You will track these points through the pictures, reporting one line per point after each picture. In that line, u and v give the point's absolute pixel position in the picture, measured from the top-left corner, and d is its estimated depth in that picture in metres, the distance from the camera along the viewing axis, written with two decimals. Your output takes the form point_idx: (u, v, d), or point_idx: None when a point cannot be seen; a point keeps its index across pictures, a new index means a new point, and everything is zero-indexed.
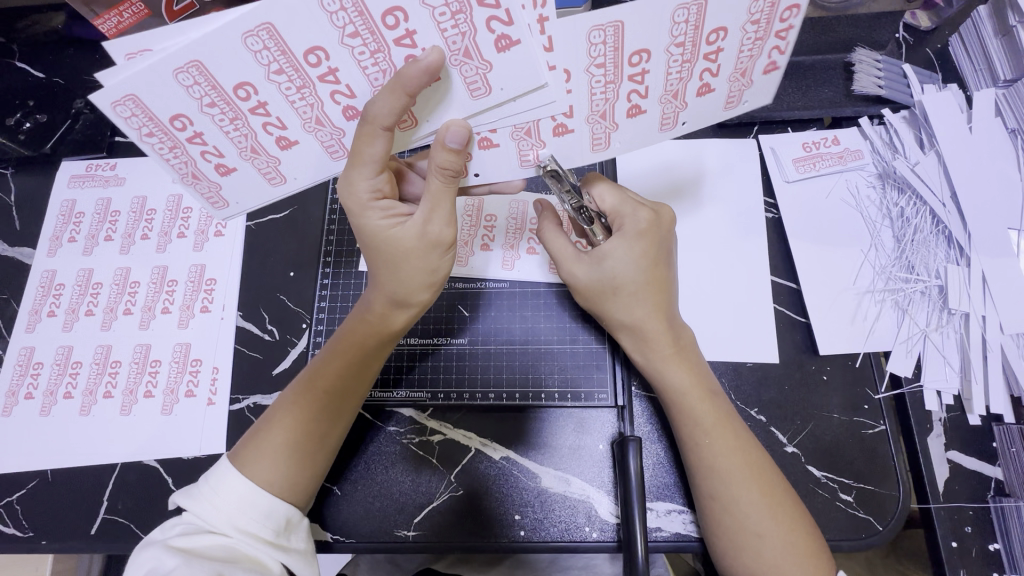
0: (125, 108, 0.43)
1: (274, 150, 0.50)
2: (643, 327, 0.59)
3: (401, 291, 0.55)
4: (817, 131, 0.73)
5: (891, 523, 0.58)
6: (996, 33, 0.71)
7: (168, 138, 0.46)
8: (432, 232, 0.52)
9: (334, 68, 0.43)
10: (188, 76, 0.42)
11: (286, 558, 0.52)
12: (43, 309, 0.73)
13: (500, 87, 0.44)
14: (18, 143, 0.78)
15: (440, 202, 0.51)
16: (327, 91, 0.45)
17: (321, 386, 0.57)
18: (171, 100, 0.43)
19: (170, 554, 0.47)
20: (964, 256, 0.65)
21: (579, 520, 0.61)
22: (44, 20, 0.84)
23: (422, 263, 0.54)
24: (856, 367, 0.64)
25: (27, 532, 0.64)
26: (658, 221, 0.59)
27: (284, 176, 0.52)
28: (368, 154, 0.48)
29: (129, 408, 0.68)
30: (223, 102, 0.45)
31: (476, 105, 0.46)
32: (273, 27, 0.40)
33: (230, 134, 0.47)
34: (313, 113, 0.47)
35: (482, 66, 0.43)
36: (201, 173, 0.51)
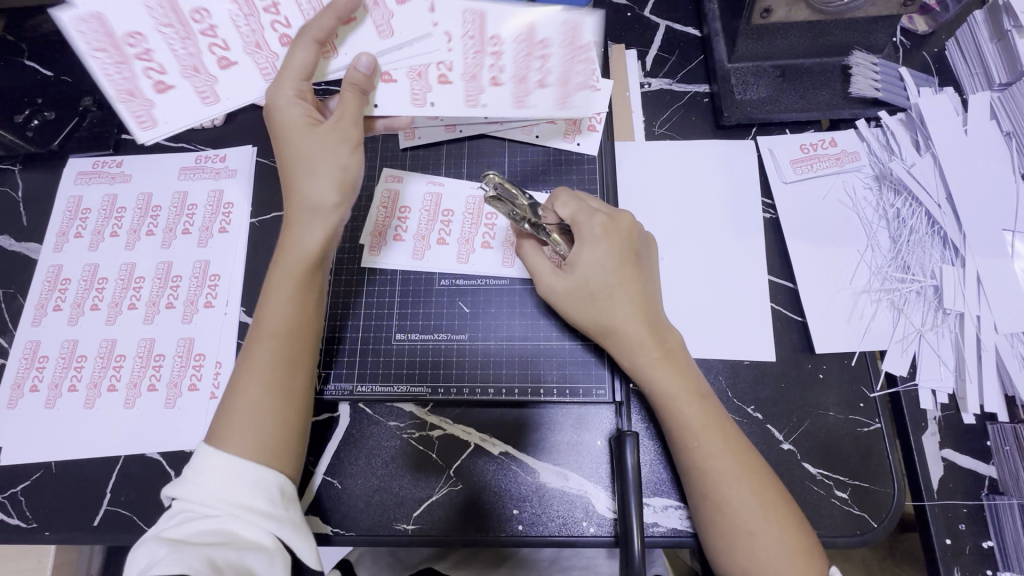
0: (88, 24, 0.58)
1: (214, 70, 0.60)
2: (623, 330, 0.59)
3: (315, 197, 0.58)
4: (815, 133, 0.73)
5: (886, 520, 0.59)
6: (992, 38, 0.72)
7: (115, 53, 0.59)
8: (341, 131, 0.58)
9: (276, 1, 0.59)
10: (154, 0, 0.57)
11: (280, 529, 0.52)
12: (49, 303, 0.74)
13: (401, 31, 0.59)
14: (26, 139, 0.80)
15: (347, 112, 0.58)
16: (269, 20, 0.59)
17: (267, 329, 0.57)
18: (128, 18, 0.58)
19: (160, 546, 0.48)
20: (959, 257, 0.66)
21: (577, 515, 0.61)
22: None
23: (334, 158, 0.58)
24: (852, 365, 0.64)
25: (31, 523, 0.65)
26: (617, 224, 0.62)
27: (217, 95, 0.61)
28: (297, 59, 0.57)
29: (133, 401, 0.69)
30: (176, 23, 0.58)
31: (384, 47, 0.60)
32: None
33: (177, 52, 0.59)
34: (253, 37, 0.60)
35: (387, 13, 0.58)
36: (137, 91, 0.60)
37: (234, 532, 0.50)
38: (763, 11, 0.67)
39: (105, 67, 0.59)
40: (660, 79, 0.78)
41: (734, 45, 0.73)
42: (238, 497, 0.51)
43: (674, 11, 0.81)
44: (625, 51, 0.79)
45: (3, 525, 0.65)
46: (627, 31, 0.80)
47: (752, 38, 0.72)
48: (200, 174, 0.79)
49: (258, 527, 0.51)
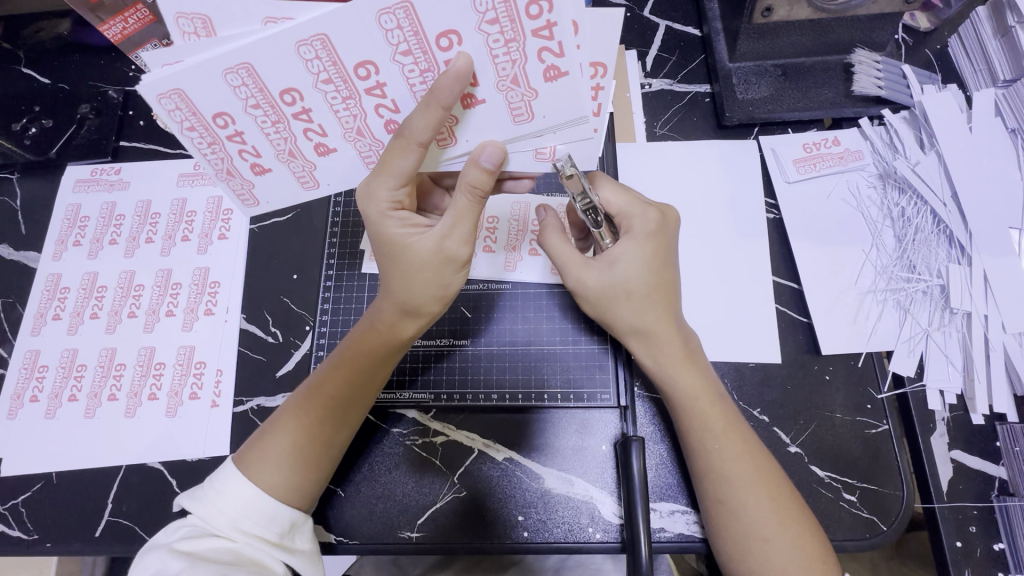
0: (169, 101, 0.45)
1: (312, 155, 0.52)
2: (653, 331, 0.58)
3: (412, 300, 0.55)
4: (817, 131, 0.73)
5: (895, 523, 0.58)
6: (996, 34, 0.71)
7: (207, 134, 0.49)
8: (448, 248, 0.52)
9: (382, 82, 0.46)
10: (236, 77, 0.44)
11: (290, 558, 0.53)
12: (48, 312, 0.73)
13: (543, 115, 0.48)
14: (23, 148, 0.80)
15: (463, 219, 0.52)
16: (372, 104, 0.48)
17: (348, 369, 0.57)
18: (216, 99, 0.46)
19: (174, 558, 0.48)
20: (965, 255, 0.65)
21: (583, 520, 0.61)
22: (49, 27, 0.86)
23: (435, 276, 0.54)
24: (858, 366, 0.64)
25: (33, 535, 0.65)
26: (666, 221, 0.60)
27: (317, 181, 0.56)
28: (399, 166, 0.49)
29: (134, 410, 0.68)
30: (267, 104, 0.47)
31: (516, 130, 0.50)
32: (328, 37, 0.42)
33: (269, 135, 0.50)
34: (355, 123, 0.50)
35: (528, 93, 0.46)
36: (236, 170, 0.53)
37: (248, 557, 0.51)
38: (764, 10, 0.66)
39: (199, 144, 0.50)
40: (660, 80, 0.77)
41: (735, 43, 0.73)
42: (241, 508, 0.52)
43: (674, 11, 0.81)
44: (625, 52, 0.78)
45: (5, 537, 0.65)
46: (627, 31, 0.80)
47: (753, 37, 0.71)
48: (199, 181, 0.78)
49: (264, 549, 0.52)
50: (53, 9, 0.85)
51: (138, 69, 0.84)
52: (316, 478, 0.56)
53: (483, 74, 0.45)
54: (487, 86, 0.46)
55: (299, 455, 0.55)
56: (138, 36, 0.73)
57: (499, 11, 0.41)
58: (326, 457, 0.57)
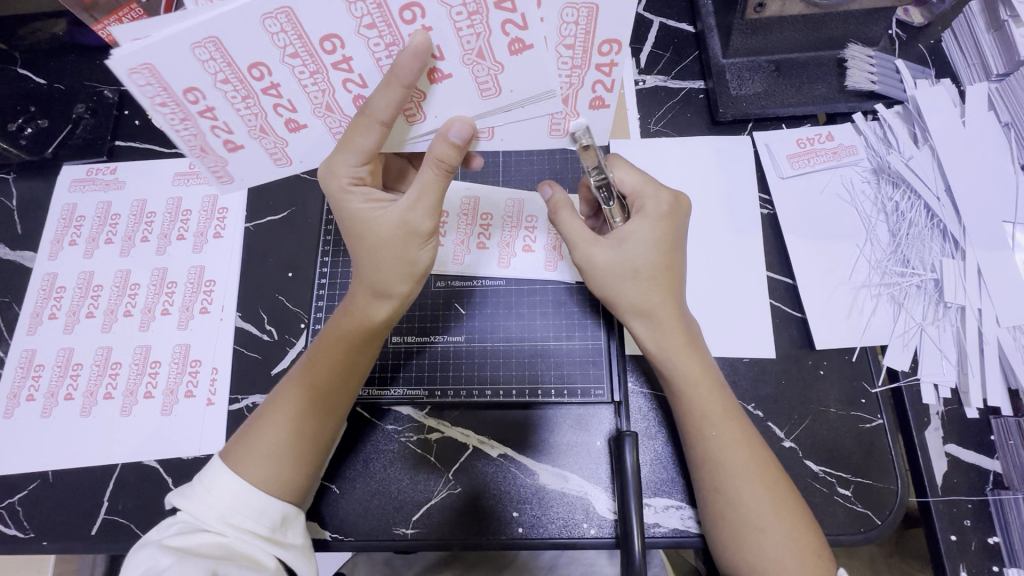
0: (140, 77, 0.44)
1: (283, 132, 0.52)
2: (656, 313, 0.58)
3: (382, 281, 0.55)
4: (811, 127, 0.73)
5: (890, 517, 0.58)
6: (988, 28, 0.71)
7: (179, 110, 0.48)
8: (411, 221, 0.52)
9: (348, 56, 0.46)
10: (204, 51, 0.43)
11: (283, 552, 0.53)
12: (44, 311, 0.73)
13: (510, 90, 0.48)
14: (20, 148, 0.80)
15: (428, 191, 0.51)
16: (339, 78, 0.48)
17: (329, 356, 0.57)
18: (185, 73, 0.45)
19: (164, 554, 0.49)
20: (959, 250, 0.65)
21: (578, 516, 0.61)
22: (45, 28, 0.86)
23: (402, 252, 0.54)
24: (853, 361, 0.64)
25: (29, 533, 0.65)
26: (678, 206, 0.60)
27: (289, 157, 0.55)
28: (360, 144, 0.50)
29: (129, 408, 0.68)
30: (236, 79, 0.46)
31: (485, 105, 0.49)
32: (292, 10, 0.42)
33: (240, 111, 0.49)
34: (323, 98, 0.50)
35: (494, 67, 0.46)
36: (209, 147, 0.52)
37: (240, 553, 0.51)
38: (757, 5, 0.66)
39: (171, 121, 0.49)
40: (654, 76, 0.77)
41: (728, 40, 0.73)
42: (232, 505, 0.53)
43: (668, 7, 0.81)
44: None
45: (0, 536, 0.65)
46: None
47: (746, 33, 0.71)
48: (194, 180, 0.79)
49: (256, 544, 0.52)
50: (49, 9, 0.85)
51: None
52: (302, 471, 0.56)
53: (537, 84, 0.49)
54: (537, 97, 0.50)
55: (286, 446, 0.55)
56: None
57: (576, 34, 0.47)
58: (312, 447, 0.57)
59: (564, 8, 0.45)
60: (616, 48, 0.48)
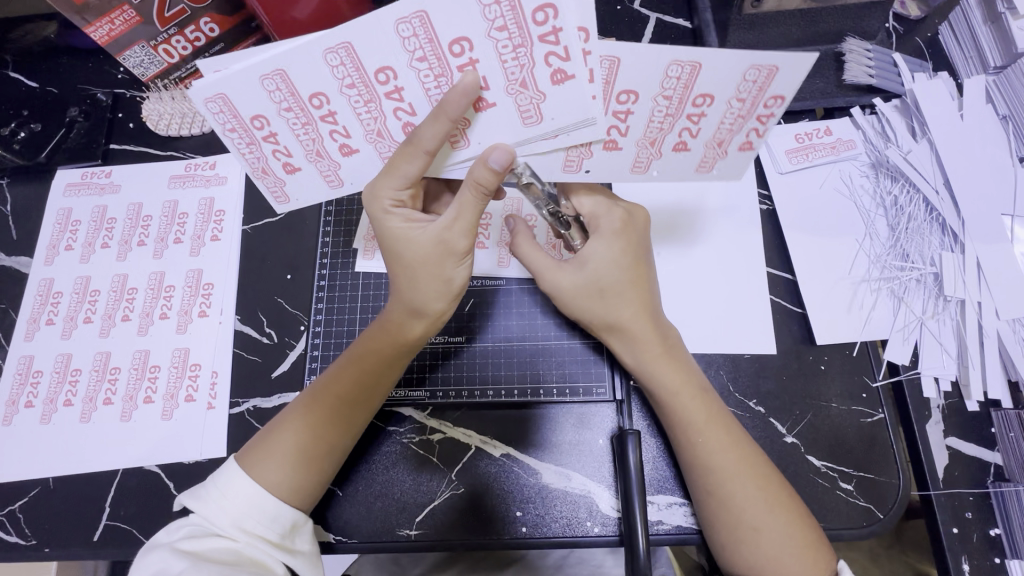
0: (214, 104, 0.46)
1: (337, 156, 0.52)
2: (627, 327, 0.59)
3: (418, 299, 0.56)
4: (809, 122, 0.72)
5: (892, 510, 0.58)
6: (985, 20, 0.71)
7: (247, 135, 0.49)
8: (449, 239, 0.53)
9: (400, 87, 0.47)
10: (272, 82, 0.45)
11: (291, 559, 0.53)
12: (41, 317, 0.73)
13: (552, 117, 0.47)
14: (14, 153, 0.79)
15: (465, 213, 0.52)
16: (391, 107, 0.48)
17: (354, 368, 0.57)
18: (254, 100, 0.46)
19: (177, 558, 0.49)
20: (958, 243, 0.66)
21: (581, 515, 0.61)
22: (36, 30, 0.85)
23: (437, 270, 0.54)
24: (854, 356, 0.64)
25: (31, 540, 0.65)
26: (632, 221, 0.61)
27: (342, 180, 0.55)
28: (404, 170, 0.50)
29: (129, 413, 0.68)
30: (298, 107, 0.47)
31: (525, 134, 0.49)
32: (352, 46, 0.43)
33: (300, 137, 0.50)
34: (375, 126, 0.50)
35: (537, 96, 0.46)
36: (270, 169, 0.53)
37: (250, 557, 0.51)
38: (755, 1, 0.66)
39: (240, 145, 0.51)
40: None
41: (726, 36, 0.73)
42: (239, 511, 0.53)
43: (665, 4, 0.79)
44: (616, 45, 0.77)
45: (3, 543, 0.64)
46: (617, 25, 0.79)
47: (744, 28, 0.71)
48: (190, 183, 0.78)
49: (264, 549, 0.52)
50: (41, 11, 0.85)
51: (127, 71, 0.84)
52: (317, 481, 0.56)
53: (705, 129, 0.51)
54: (632, 138, 0.52)
55: (304, 455, 0.55)
56: (126, 40, 0.73)
57: (676, 87, 0.48)
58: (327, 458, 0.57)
59: (747, 67, 0.46)
60: (776, 103, 0.48)
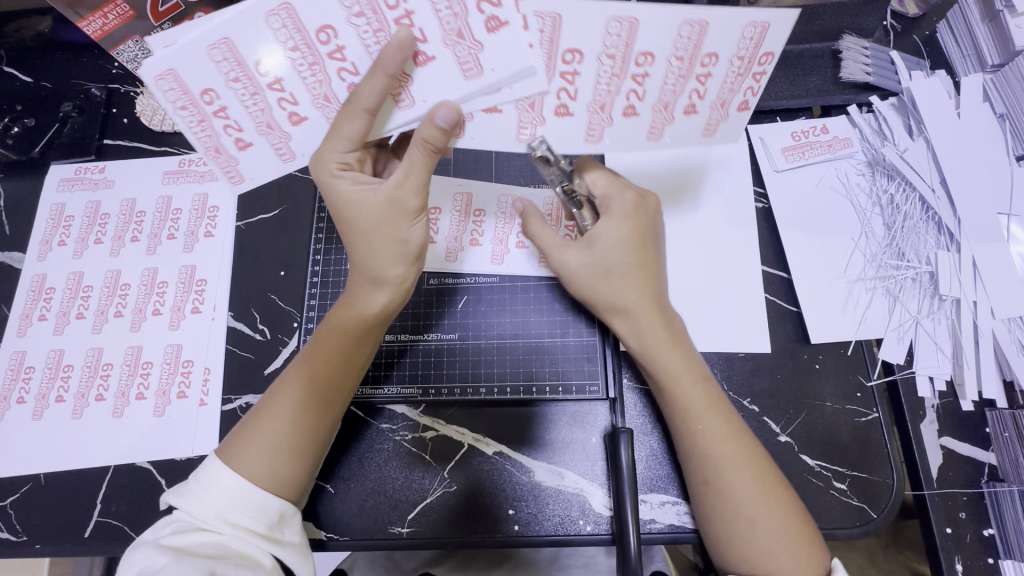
0: (165, 82, 0.48)
1: (287, 126, 0.53)
2: (632, 309, 0.59)
3: (376, 268, 0.56)
4: (806, 119, 0.72)
5: (885, 510, 0.58)
6: (984, 18, 0.70)
7: (197, 111, 0.50)
8: (400, 197, 0.52)
9: (342, 45, 0.48)
10: (218, 53, 0.47)
11: (280, 550, 0.53)
12: (34, 313, 0.72)
13: (492, 68, 0.47)
14: (7, 147, 0.79)
15: (415, 169, 0.51)
16: (335, 68, 0.49)
17: (324, 348, 0.57)
18: (201, 74, 0.48)
19: (159, 554, 0.48)
20: (954, 242, 0.65)
21: (574, 513, 0.61)
22: (31, 24, 0.84)
23: (393, 232, 0.54)
24: (848, 355, 0.64)
25: (22, 536, 0.64)
26: (645, 205, 0.61)
27: (294, 152, 0.55)
28: (347, 131, 0.50)
29: (121, 410, 0.68)
30: (245, 77, 0.49)
31: (469, 88, 0.48)
32: (291, 6, 0.45)
33: (249, 108, 0.51)
34: (322, 89, 0.50)
35: (474, 47, 0.46)
36: (222, 148, 0.53)
37: (236, 551, 0.51)
38: None
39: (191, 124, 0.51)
40: None
41: None
42: (224, 505, 0.52)
43: None
44: None
45: None
46: None
47: None
48: (184, 178, 0.78)
49: (252, 542, 0.52)
50: (35, 6, 0.84)
51: (121, 66, 0.83)
52: (302, 469, 0.56)
53: (711, 88, 0.53)
54: (647, 102, 0.54)
55: (285, 445, 0.55)
56: (120, 35, 0.72)
57: (687, 47, 0.50)
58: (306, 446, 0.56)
59: (744, 24, 0.49)
60: (714, 61, 0.51)
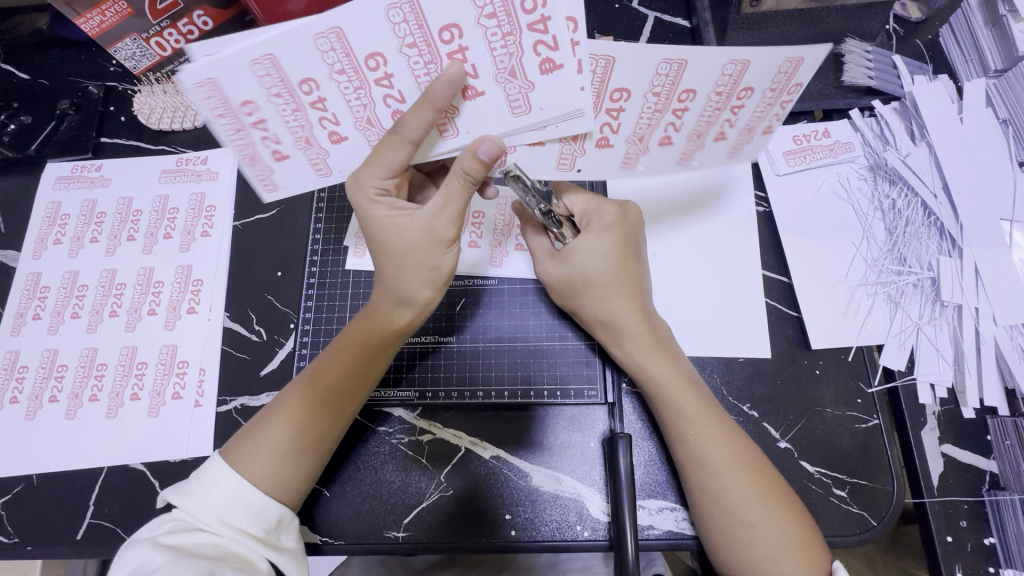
0: (202, 90, 0.45)
1: (326, 144, 0.52)
2: (615, 320, 0.59)
3: (402, 287, 0.56)
4: (807, 123, 0.72)
5: (885, 518, 0.58)
6: (986, 23, 0.70)
7: (235, 122, 0.48)
8: (436, 226, 0.53)
9: (390, 73, 0.47)
10: (261, 67, 0.45)
11: (276, 555, 0.52)
12: (28, 311, 0.72)
13: (541, 107, 0.48)
14: (4, 145, 0.78)
15: (453, 199, 0.52)
16: (381, 94, 0.49)
17: (341, 359, 0.57)
18: (243, 86, 0.46)
19: (158, 552, 0.47)
20: (956, 248, 0.65)
21: (571, 517, 0.60)
22: (27, 21, 0.84)
23: (425, 257, 0.55)
24: (849, 360, 0.63)
25: (13, 538, 0.64)
26: (626, 216, 0.62)
27: (331, 168, 0.55)
28: (389, 159, 0.50)
29: (115, 410, 0.67)
30: (288, 93, 0.47)
31: (514, 124, 0.50)
32: (342, 31, 0.44)
33: (289, 123, 0.49)
34: (365, 113, 0.50)
35: (526, 86, 0.47)
36: (258, 158, 0.52)
37: (234, 554, 0.50)
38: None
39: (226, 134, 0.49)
40: None
41: (725, 34, 0.72)
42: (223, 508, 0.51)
43: (664, 2, 0.79)
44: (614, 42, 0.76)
45: None
46: (616, 23, 0.78)
47: (743, 28, 0.71)
48: (181, 177, 0.77)
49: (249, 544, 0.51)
50: (32, 2, 0.84)
51: (119, 63, 0.83)
52: (299, 471, 0.55)
53: (743, 117, 0.53)
54: (682, 133, 0.55)
55: (291, 451, 0.55)
56: (118, 32, 0.72)
57: (727, 84, 0.50)
58: (314, 454, 0.56)
59: (781, 60, 0.47)
60: (748, 95, 0.50)
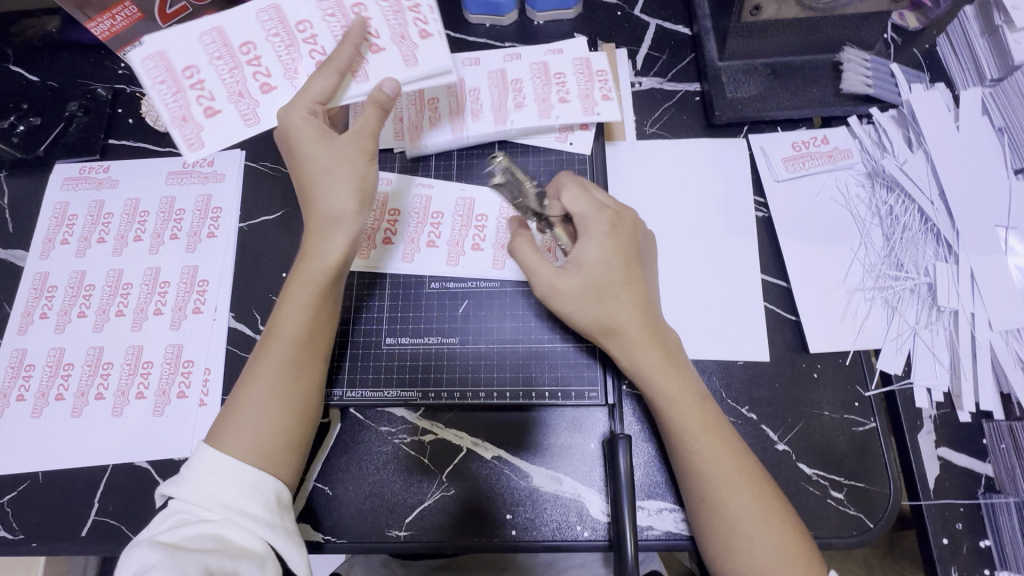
0: (150, 61, 0.59)
1: (257, 96, 0.59)
2: (622, 330, 0.59)
3: (334, 207, 0.57)
4: (806, 130, 0.73)
5: (882, 520, 0.58)
6: (982, 32, 0.72)
7: (173, 83, 0.59)
8: (358, 141, 0.57)
9: (315, 33, 0.59)
10: (209, 40, 0.60)
11: (272, 533, 0.51)
12: (35, 310, 0.73)
13: (423, 61, 0.58)
14: (14, 147, 0.79)
15: (368, 119, 0.57)
16: (306, 50, 0.59)
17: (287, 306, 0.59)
18: (188, 53, 0.59)
19: (154, 549, 0.47)
20: (952, 254, 0.66)
21: (571, 519, 0.61)
22: (38, 24, 0.85)
23: (349, 170, 0.57)
24: (846, 364, 0.64)
25: (18, 534, 0.64)
26: (622, 222, 0.62)
27: (258, 118, 0.59)
28: (313, 89, 0.56)
29: (120, 409, 0.68)
30: (227, 56, 0.59)
31: (410, 73, 0.58)
32: (278, 7, 0.59)
33: (225, 81, 0.59)
34: (294, 66, 0.59)
35: (412, 43, 0.59)
36: (190, 116, 0.59)
37: (232, 542, 0.49)
38: (752, 9, 0.66)
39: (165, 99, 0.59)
40: (650, 79, 0.77)
41: (725, 43, 0.73)
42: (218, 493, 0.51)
43: (664, 10, 0.80)
44: (615, 49, 0.77)
45: None
46: (617, 29, 0.79)
47: (743, 36, 0.71)
48: (188, 179, 0.78)
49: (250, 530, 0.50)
50: (43, 6, 0.85)
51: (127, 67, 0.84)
52: (289, 447, 0.56)
53: (571, 89, 0.72)
54: (529, 104, 0.72)
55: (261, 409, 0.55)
56: (127, 35, 0.73)
57: (542, 75, 0.73)
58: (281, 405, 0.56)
59: (577, 60, 0.73)
60: (562, 76, 0.73)
